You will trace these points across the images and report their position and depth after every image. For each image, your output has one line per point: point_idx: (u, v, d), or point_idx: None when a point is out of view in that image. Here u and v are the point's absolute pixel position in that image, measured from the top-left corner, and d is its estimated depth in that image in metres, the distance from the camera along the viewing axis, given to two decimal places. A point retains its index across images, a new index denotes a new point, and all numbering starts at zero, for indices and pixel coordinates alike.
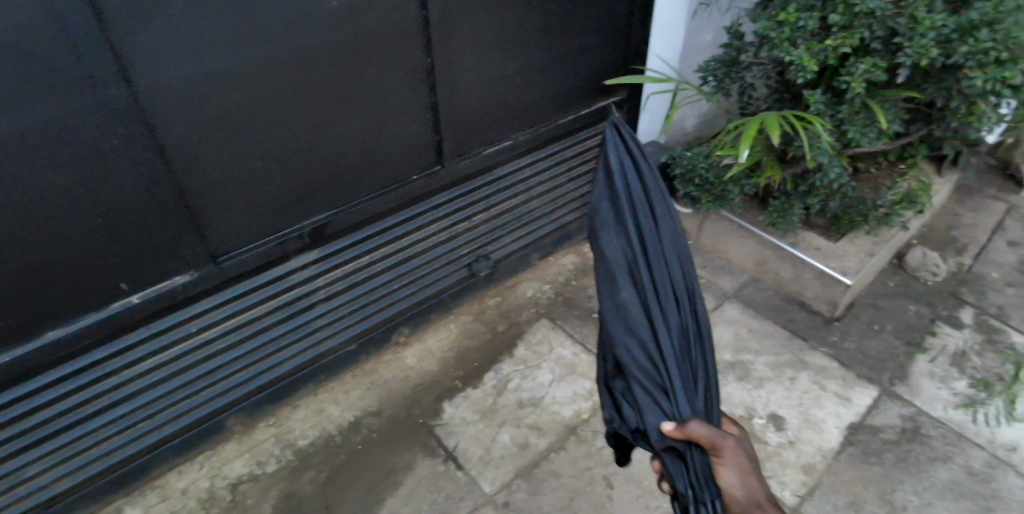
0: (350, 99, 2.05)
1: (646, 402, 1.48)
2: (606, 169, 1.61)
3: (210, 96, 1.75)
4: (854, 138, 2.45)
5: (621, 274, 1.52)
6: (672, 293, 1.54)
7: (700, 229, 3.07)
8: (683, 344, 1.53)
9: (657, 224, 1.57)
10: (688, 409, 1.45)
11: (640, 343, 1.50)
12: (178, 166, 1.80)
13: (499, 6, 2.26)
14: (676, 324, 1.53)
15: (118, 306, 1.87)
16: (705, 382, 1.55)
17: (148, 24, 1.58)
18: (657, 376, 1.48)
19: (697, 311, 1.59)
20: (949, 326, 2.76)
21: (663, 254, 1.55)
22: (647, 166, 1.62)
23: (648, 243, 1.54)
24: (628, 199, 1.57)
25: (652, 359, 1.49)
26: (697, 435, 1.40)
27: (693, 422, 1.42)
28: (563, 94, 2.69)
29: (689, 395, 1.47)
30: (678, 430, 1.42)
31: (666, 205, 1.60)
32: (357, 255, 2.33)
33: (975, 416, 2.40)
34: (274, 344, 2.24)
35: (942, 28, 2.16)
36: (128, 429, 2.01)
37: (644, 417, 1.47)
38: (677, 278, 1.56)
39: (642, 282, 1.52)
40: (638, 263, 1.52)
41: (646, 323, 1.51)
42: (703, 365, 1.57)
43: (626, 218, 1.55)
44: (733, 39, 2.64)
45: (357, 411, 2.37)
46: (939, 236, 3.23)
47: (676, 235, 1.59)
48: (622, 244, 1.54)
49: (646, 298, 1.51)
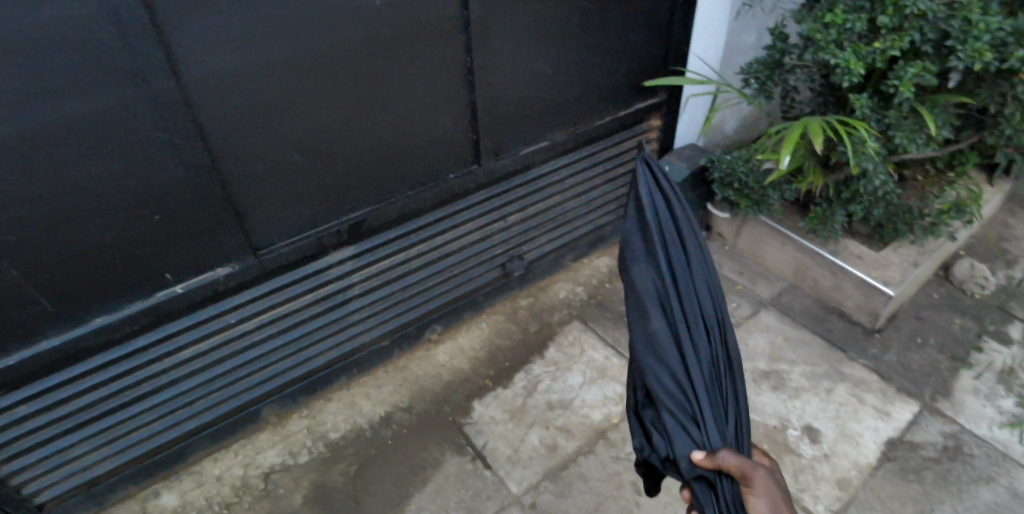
0: (391, 98, 2.07)
1: (675, 430, 1.44)
2: (636, 201, 1.58)
3: (255, 92, 1.79)
4: (902, 143, 2.38)
5: (652, 302, 1.51)
6: (702, 322, 1.51)
7: (738, 233, 3.02)
8: (713, 372, 1.50)
9: (687, 251, 1.55)
10: (719, 438, 1.40)
11: (670, 371, 1.47)
12: (223, 159, 1.84)
13: (541, 5, 2.25)
14: (706, 352, 1.49)
15: (162, 295, 1.92)
16: (736, 414, 1.50)
17: (200, 18, 1.62)
18: (688, 403, 1.45)
19: (727, 340, 1.55)
20: (997, 341, 2.66)
21: (693, 283, 1.52)
22: (677, 194, 1.60)
23: (678, 271, 1.52)
24: (659, 227, 1.54)
25: (682, 387, 1.46)
26: (728, 464, 1.35)
27: (725, 450, 1.37)
28: (603, 95, 2.67)
29: (720, 425, 1.43)
30: (708, 459, 1.38)
31: (696, 234, 1.58)
32: (392, 252, 2.35)
33: (1022, 436, 2.31)
34: (309, 337, 2.27)
35: (996, 32, 2.09)
36: (168, 415, 2.07)
37: (674, 445, 1.44)
38: (707, 306, 1.53)
39: (672, 310, 1.50)
40: (668, 292, 1.50)
41: (676, 353, 1.48)
42: (735, 394, 1.53)
43: (656, 248, 1.53)
44: (776, 41, 2.58)
45: (387, 406, 2.40)
46: (989, 247, 3.11)
47: (704, 262, 1.57)
48: (652, 274, 1.52)
49: (676, 327, 1.49)
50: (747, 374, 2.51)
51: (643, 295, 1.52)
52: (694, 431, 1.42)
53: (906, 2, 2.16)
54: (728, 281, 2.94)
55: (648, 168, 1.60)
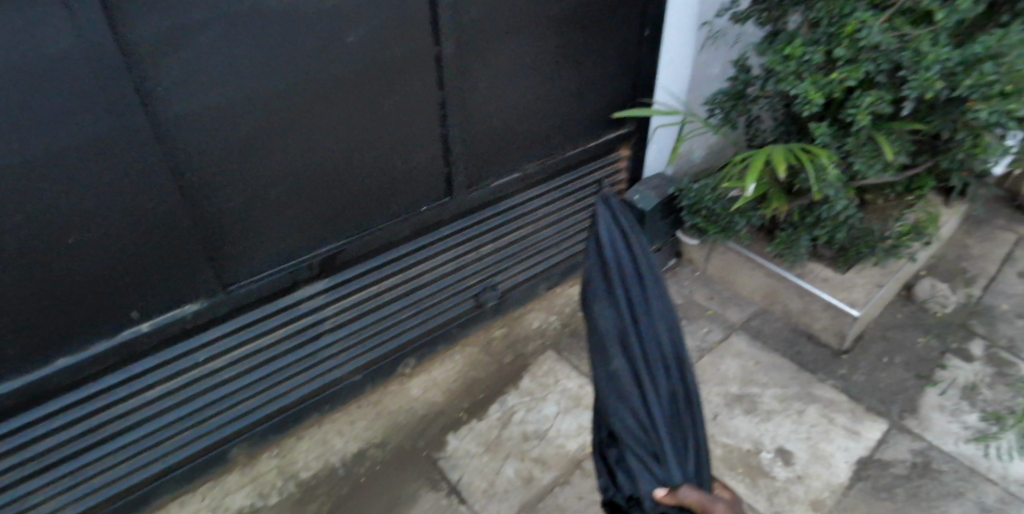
0: (364, 133, 2.10)
1: (638, 469, 1.48)
2: (597, 242, 1.57)
3: (227, 129, 1.80)
4: (861, 169, 2.47)
5: (612, 343, 1.52)
6: (661, 360, 1.53)
7: (708, 259, 3.08)
8: (673, 409, 1.55)
9: (647, 293, 1.54)
10: (680, 474, 1.46)
11: (632, 411, 1.50)
12: (194, 195, 1.84)
13: (511, 40, 2.31)
14: (666, 390, 1.53)
15: (127, 334, 1.90)
16: (695, 449, 1.55)
17: (171, 57, 1.63)
18: (650, 441, 1.48)
19: (687, 378, 1.58)
20: (959, 359, 2.73)
21: (653, 322, 1.54)
22: (637, 235, 1.59)
23: (636, 312, 1.53)
24: (618, 270, 1.54)
25: (645, 426, 1.49)
26: (689, 500, 1.41)
27: (685, 487, 1.43)
28: (573, 126, 2.73)
29: (681, 461, 1.48)
30: (670, 496, 1.43)
31: (657, 275, 1.57)
32: (365, 285, 2.35)
33: (987, 450, 2.37)
34: (282, 373, 2.26)
35: (946, 61, 2.18)
36: (136, 456, 2.03)
37: (638, 484, 1.47)
38: (666, 344, 1.55)
39: (631, 351, 1.51)
40: (628, 332, 1.51)
41: (637, 392, 1.50)
42: (693, 428, 1.58)
43: (616, 289, 1.53)
44: (739, 73, 2.67)
45: (360, 442, 2.38)
46: (949, 267, 3.22)
47: (665, 301, 1.57)
48: (613, 314, 1.53)
49: (636, 367, 1.50)
50: (720, 398, 2.54)
51: (603, 338, 1.53)
52: (656, 468, 1.46)
53: (861, 35, 2.24)
54: (700, 307, 2.98)
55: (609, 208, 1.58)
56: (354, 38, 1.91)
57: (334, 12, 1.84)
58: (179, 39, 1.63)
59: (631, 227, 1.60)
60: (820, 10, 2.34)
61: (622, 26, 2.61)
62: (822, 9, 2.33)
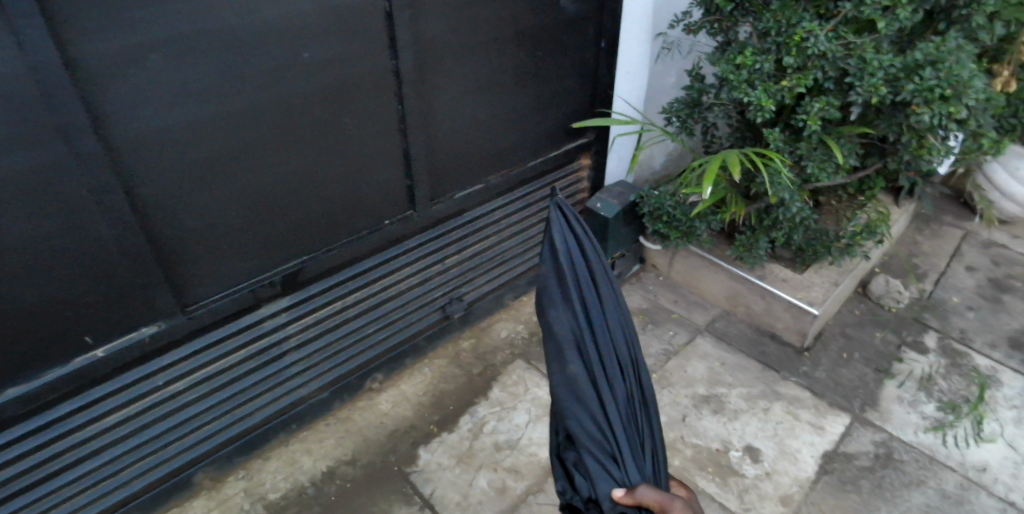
0: (322, 149, 2.09)
1: (596, 470, 1.47)
2: (551, 249, 1.56)
3: (183, 148, 1.78)
4: (814, 173, 2.55)
5: (570, 350, 1.51)
6: (617, 363, 1.56)
7: (671, 263, 3.13)
8: (630, 411, 1.57)
9: (600, 298, 1.58)
10: (637, 475, 1.47)
11: (590, 416, 1.49)
12: (150, 217, 1.80)
13: (470, 55, 2.33)
14: (623, 392, 1.55)
15: (82, 360, 1.84)
16: (649, 446, 1.59)
17: (123, 77, 1.61)
18: (607, 444, 1.49)
19: (638, 378, 1.64)
20: (915, 351, 2.83)
21: (607, 326, 1.56)
22: (588, 241, 1.60)
23: (593, 318, 1.54)
24: (574, 276, 1.54)
25: (602, 429, 1.49)
26: (647, 499, 1.42)
27: (643, 487, 1.44)
28: (534, 137, 2.76)
29: (637, 461, 1.49)
30: (629, 496, 1.42)
31: (609, 280, 1.61)
32: (329, 302, 2.34)
33: (944, 439, 2.46)
34: (247, 393, 2.22)
35: (889, 68, 2.28)
36: (95, 485, 1.97)
37: (597, 486, 1.47)
38: (620, 347, 1.58)
39: (591, 356, 1.52)
40: (584, 335, 1.52)
41: (594, 394, 1.50)
42: (647, 429, 1.63)
43: (572, 293, 1.53)
44: (694, 82, 2.73)
45: (330, 460, 2.34)
46: (901, 264, 3.34)
47: (617, 305, 1.62)
48: (569, 317, 1.52)
49: (593, 369, 1.51)
50: (689, 400, 2.58)
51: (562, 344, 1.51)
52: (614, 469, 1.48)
53: (808, 43, 2.32)
54: (665, 311, 3.03)
55: (563, 216, 1.58)
56: (310, 54, 1.91)
57: (292, 29, 1.84)
58: (133, 60, 1.61)
59: (585, 233, 1.61)
60: (769, 20, 2.40)
61: (578, 38, 2.66)
62: (770, 19, 2.41)
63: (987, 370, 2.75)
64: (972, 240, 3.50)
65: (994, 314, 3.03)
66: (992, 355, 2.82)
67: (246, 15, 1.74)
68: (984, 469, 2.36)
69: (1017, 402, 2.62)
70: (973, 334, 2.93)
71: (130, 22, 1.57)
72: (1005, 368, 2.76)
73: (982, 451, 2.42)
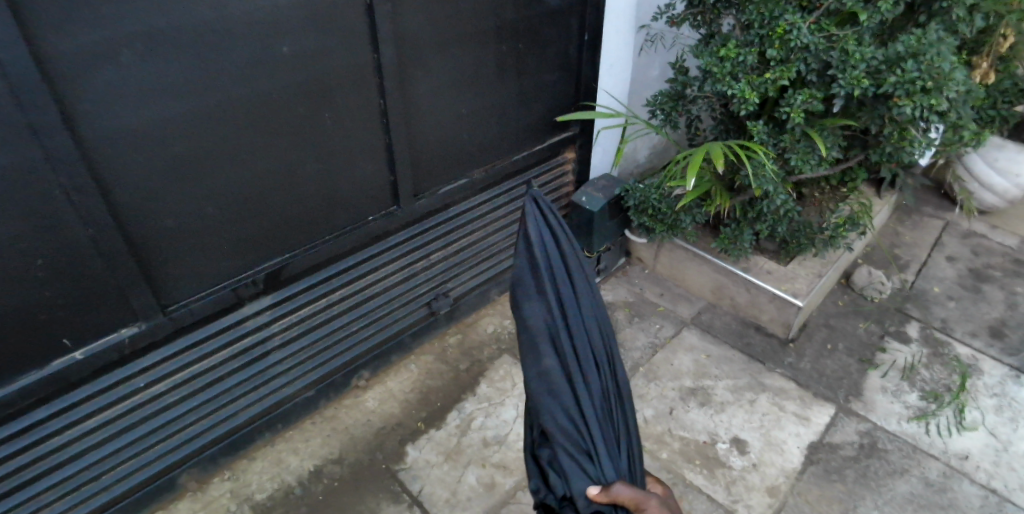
0: (303, 143, 2.06)
1: (571, 467, 1.46)
2: (526, 242, 1.56)
3: (158, 145, 1.74)
4: (798, 165, 2.56)
5: (545, 343, 1.50)
6: (592, 358, 1.56)
7: (656, 257, 3.14)
8: (605, 407, 1.56)
9: (575, 290, 1.57)
10: (612, 471, 1.46)
11: (565, 410, 1.49)
12: (125, 216, 1.76)
13: (452, 48, 2.31)
14: (597, 387, 1.54)
15: (59, 364, 1.80)
16: (624, 444, 1.58)
17: (94, 71, 1.57)
18: (582, 440, 1.48)
19: (611, 370, 1.64)
20: (898, 341, 2.86)
21: (582, 322, 1.56)
22: (563, 234, 1.60)
23: (568, 311, 1.54)
24: (550, 269, 1.54)
25: (577, 426, 1.48)
26: (622, 497, 1.40)
27: (618, 484, 1.42)
28: (518, 131, 2.74)
29: (612, 459, 1.48)
30: (603, 493, 1.41)
31: (585, 273, 1.61)
32: (312, 300, 2.31)
33: (927, 428, 2.49)
34: (229, 395, 2.19)
35: (871, 60, 2.29)
36: (75, 492, 1.93)
37: (572, 483, 1.44)
38: (595, 344, 1.58)
39: (565, 349, 1.51)
40: (559, 330, 1.51)
41: (569, 390, 1.49)
42: (622, 427, 1.61)
43: (547, 288, 1.52)
44: (678, 75, 2.72)
45: (316, 459, 2.32)
46: (883, 255, 3.36)
47: (592, 297, 1.62)
48: (545, 311, 1.52)
49: (568, 365, 1.50)
50: (676, 393, 2.58)
51: (536, 338, 1.50)
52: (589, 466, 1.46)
53: (791, 36, 2.33)
54: (651, 304, 3.03)
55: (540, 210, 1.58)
56: (289, 48, 1.88)
57: (267, 23, 1.80)
58: (102, 56, 1.57)
59: (562, 229, 1.61)
60: (752, 13, 2.40)
61: (562, 31, 2.64)
62: (754, 12, 2.41)
63: (968, 359, 2.79)
64: (952, 230, 3.54)
65: (974, 303, 3.07)
66: (972, 344, 2.86)
67: (219, 8, 1.70)
68: (966, 457, 2.39)
69: (997, 390, 2.66)
70: (954, 323, 2.96)
71: (98, 17, 1.53)
72: (985, 357, 2.80)
73: (963, 439, 2.45)
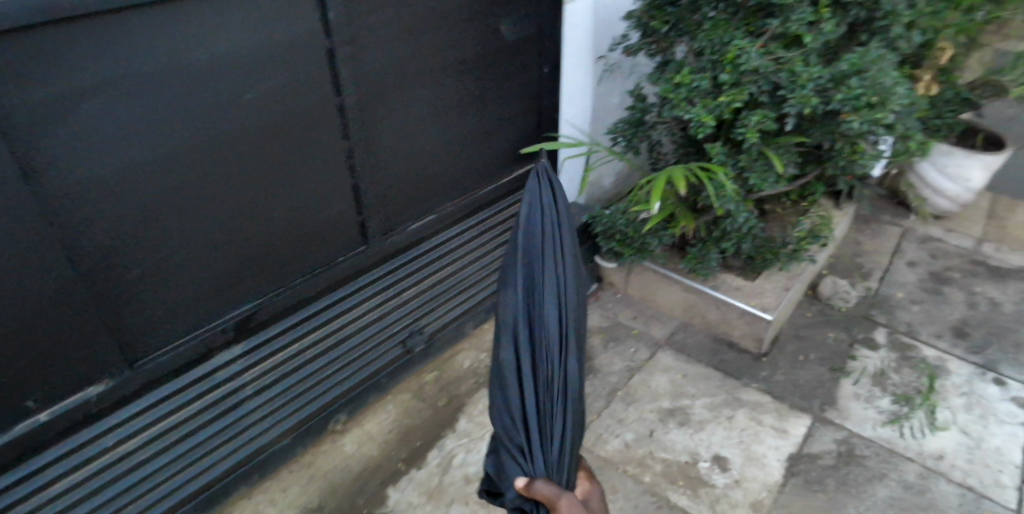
0: (268, 187, 2.06)
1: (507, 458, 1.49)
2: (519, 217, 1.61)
3: (122, 195, 1.73)
4: (757, 183, 2.63)
5: (506, 327, 1.52)
6: (556, 347, 1.53)
7: (627, 280, 3.18)
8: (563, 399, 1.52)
9: (547, 276, 1.57)
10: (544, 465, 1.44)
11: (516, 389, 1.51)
12: (88, 268, 1.74)
13: (416, 87, 2.36)
14: (554, 378, 1.51)
15: (22, 427, 1.75)
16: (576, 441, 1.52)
17: (54, 127, 1.56)
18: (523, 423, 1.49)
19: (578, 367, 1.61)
20: (867, 348, 2.92)
21: (553, 308, 1.54)
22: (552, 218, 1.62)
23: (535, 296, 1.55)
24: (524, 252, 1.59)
25: (516, 416, 1.49)
26: (540, 494, 1.38)
27: (541, 480, 1.40)
28: (484, 164, 2.79)
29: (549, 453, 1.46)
30: (525, 488, 1.41)
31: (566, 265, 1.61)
32: (285, 345, 2.30)
33: (901, 431, 2.54)
34: (204, 447, 2.13)
35: (818, 79, 2.39)
36: None
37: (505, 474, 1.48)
38: (564, 332, 1.55)
39: (530, 331, 1.53)
40: (522, 315, 1.52)
41: (517, 379, 1.51)
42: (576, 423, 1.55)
43: (523, 270, 1.56)
44: (637, 102, 2.81)
45: (296, 509, 2.28)
46: (847, 264, 3.46)
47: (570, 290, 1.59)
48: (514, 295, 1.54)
49: (522, 353, 1.51)
50: (655, 414, 2.60)
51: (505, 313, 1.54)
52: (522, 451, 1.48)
53: (741, 60, 2.42)
54: (625, 327, 3.06)
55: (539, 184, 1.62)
56: (253, 94, 1.91)
57: (228, 67, 1.82)
58: (60, 108, 1.56)
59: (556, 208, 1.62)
60: (702, 40, 2.51)
61: (519, 63, 2.71)
62: (704, 39, 2.51)
63: (935, 361, 2.86)
64: (910, 236, 3.66)
65: (937, 305, 3.17)
66: (938, 345, 2.94)
67: (179, 55, 1.71)
68: (941, 456, 2.45)
69: (965, 388, 2.73)
70: (919, 326, 3.05)
71: (55, 69, 1.52)
72: (951, 357, 2.88)
73: (937, 439, 2.51)
